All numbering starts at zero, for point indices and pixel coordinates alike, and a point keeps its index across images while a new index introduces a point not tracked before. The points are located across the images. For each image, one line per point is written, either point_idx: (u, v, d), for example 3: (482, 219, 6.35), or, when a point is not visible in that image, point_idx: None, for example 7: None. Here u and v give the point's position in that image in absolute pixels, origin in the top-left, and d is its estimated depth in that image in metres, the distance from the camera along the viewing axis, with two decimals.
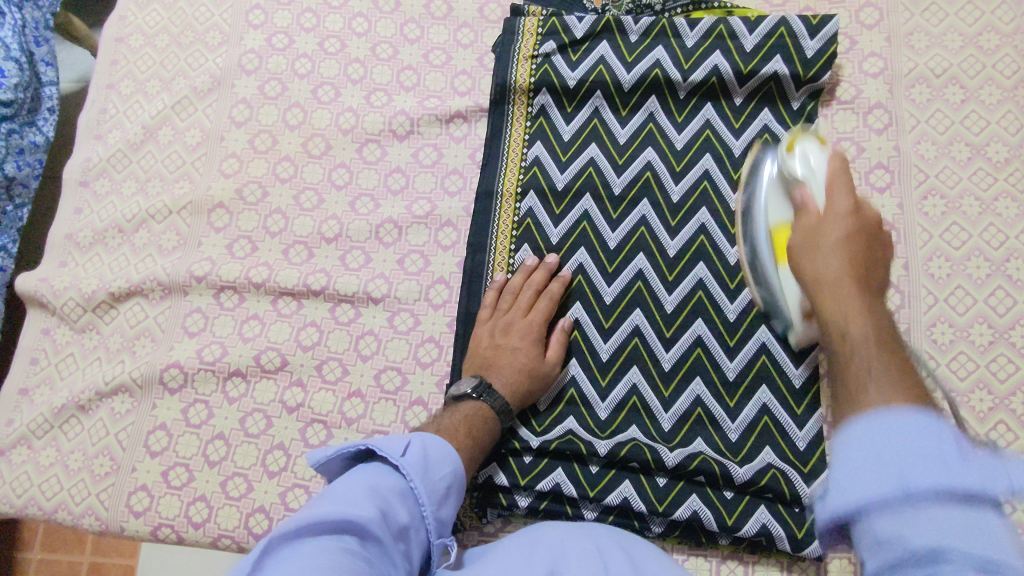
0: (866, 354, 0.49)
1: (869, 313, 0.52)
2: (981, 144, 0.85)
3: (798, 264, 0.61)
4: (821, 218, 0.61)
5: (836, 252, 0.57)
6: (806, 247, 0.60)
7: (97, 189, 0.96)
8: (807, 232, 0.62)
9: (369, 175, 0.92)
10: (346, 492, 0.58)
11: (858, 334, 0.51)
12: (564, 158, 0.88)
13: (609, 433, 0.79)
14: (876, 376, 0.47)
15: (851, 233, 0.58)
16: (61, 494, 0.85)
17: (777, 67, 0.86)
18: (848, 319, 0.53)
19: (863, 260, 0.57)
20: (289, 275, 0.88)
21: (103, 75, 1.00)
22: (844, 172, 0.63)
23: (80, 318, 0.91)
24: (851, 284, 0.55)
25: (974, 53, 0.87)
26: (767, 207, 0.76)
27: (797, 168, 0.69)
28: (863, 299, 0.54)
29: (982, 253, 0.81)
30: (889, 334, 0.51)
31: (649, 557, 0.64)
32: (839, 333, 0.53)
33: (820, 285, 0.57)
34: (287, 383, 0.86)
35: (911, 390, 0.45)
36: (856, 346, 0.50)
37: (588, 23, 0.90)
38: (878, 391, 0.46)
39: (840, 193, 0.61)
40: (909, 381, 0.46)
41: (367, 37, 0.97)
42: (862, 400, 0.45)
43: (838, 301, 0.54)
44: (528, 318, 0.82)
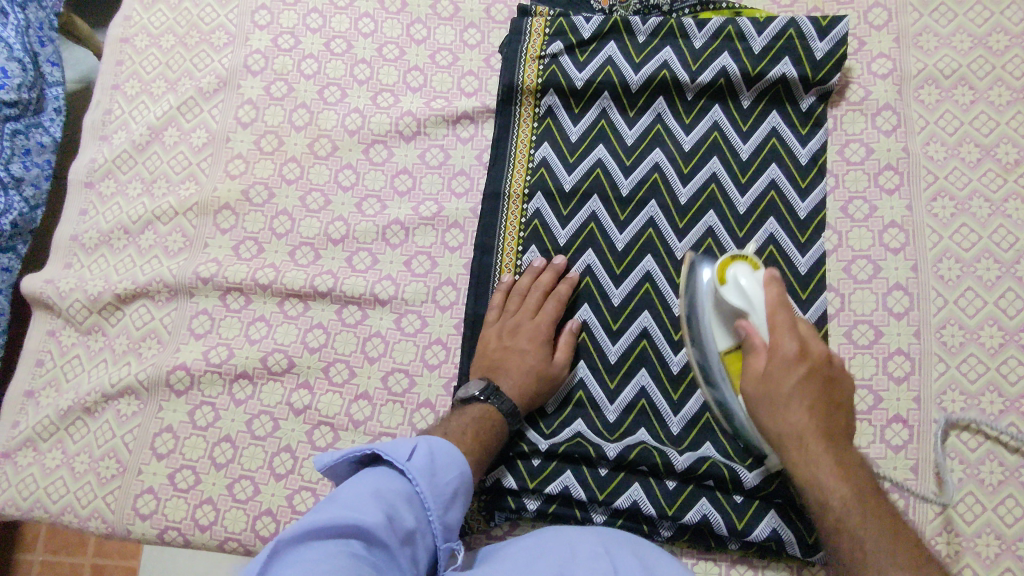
0: (846, 518, 0.61)
1: (841, 478, 0.63)
2: (990, 146, 0.84)
3: (769, 425, 0.67)
4: (774, 375, 0.67)
5: (802, 408, 0.65)
6: (767, 412, 0.67)
7: (102, 190, 0.95)
8: (767, 362, 0.67)
9: (376, 176, 0.92)
10: (353, 497, 0.58)
11: (849, 518, 0.61)
12: (572, 160, 0.88)
13: (618, 435, 0.78)
14: (879, 551, 0.57)
15: (807, 372, 0.66)
16: (67, 496, 0.84)
17: (786, 68, 0.86)
18: (824, 498, 0.63)
19: (822, 402, 0.66)
20: (295, 277, 0.88)
21: (108, 75, 1.00)
22: (783, 306, 0.67)
23: (85, 320, 0.90)
24: (818, 441, 0.65)
25: (983, 54, 0.87)
26: (712, 331, 0.73)
27: (733, 298, 0.70)
28: (834, 463, 0.64)
29: (991, 255, 0.81)
30: (869, 489, 0.63)
31: (658, 560, 0.63)
32: (833, 520, 0.61)
33: (789, 442, 0.66)
34: (294, 385, 0.85)
35: (921, 569, 0.55)
36: (849, 515, 0.61)
37: (595, 23, 0.90)
38: (880, 553, 0.58)
39: (784, 340, 0.66)
40: (917, 553, 0.57)
41: (373, 37, 0.97)
42: (872, 570, 0.57)
43: (817, 469, 0.64)
44: (536, 321, 0.81)
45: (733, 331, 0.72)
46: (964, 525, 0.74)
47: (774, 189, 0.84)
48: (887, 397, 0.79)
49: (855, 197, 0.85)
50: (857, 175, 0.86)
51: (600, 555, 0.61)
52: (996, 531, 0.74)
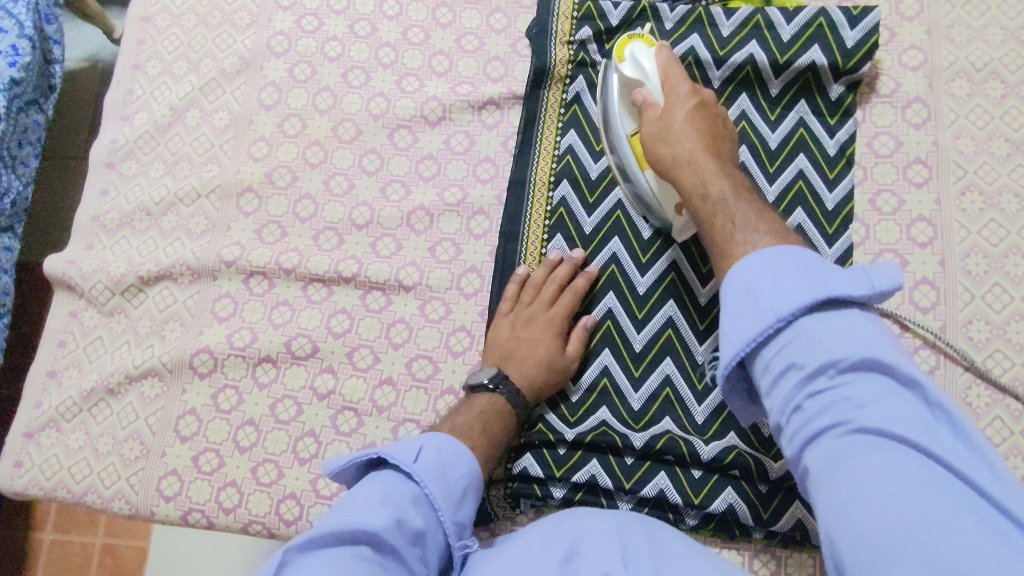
0: (715, 182, 0.66)
1: (718, 169, 0.67)
2: (1020, 140, 0.84)
3: (659, 147, 0.71)
4: (667, 118, 0.71)
5: (693, 118, 0.70)
6: (660, 138, 0.71)
7: (123, 170, 0.95)
8: (656, 116, 0.72)
9: (400, 161, 0.91)
10: (358, 501, 0.58)
11: (716, 193, 0.65)
12: (597, 148, 0.87)
13: (643, 424, 0.78)
14: (749, 235, 0.60)
15: (702, 99, 0.72)
16: (90, 477, 0.85)
17: (815, 57, 0.85)
18: (706, 187, 0.66)
19: (706, 131, 0.70)
20: (319, 262, 0.88)
21: (129, 55, 0.99)
22: (675, 64, 0.75)
23: (108, 302, 0.90)
24: (708, 158, 0.68)
25: (1015, 48, 0.86)
26: (620, 117, 0.80)
27: (629, 70, 0.77)
28: (718, 167, 0.67)
29: (1020, 250, 0.81)
30: (742, 181, 0.67)
31: (674, 540, 0.63)
32: (699, 186, 0.67)
33: (679, 164, 0.68)
34: (317, 370, 0.85)
35: (786, 254, 0.59)
36: (721, 202, 0.64)
37: (623, 9, 0.89)
38: (755, 254, 0.58)
39: (675, 108, 0.72)
40: (781, 232, 0.61)
41: (398, 20, 0.96)
42: (743, 254, 0.59)
43: (700, 170, 0.67)
44: (550, 312, 0.81)
45: (633, 111, 0.79)
46: None
47: (802, 180, 0.84)
48: None
49: (884, 190, 0.85)
50: (886, 168, 0.85)
51: (609, 535, 0.61)
52: None
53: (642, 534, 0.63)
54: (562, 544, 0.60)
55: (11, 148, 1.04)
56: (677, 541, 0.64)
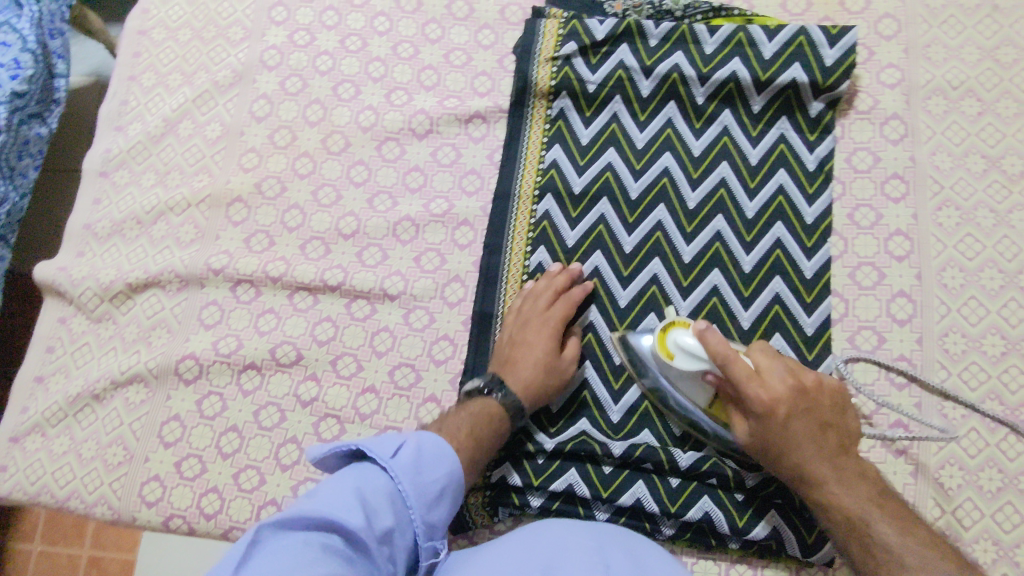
0: (875, 519, 0.65)
1: (847, 488, 0.67)
2: (996, 157, 0.85)
3: (775, 467, 0.69)
4: (777, 431, 0.68)
5: (807, 438, 0.68)
6: (773, 455, 0.69)
7: (116, 180, 0.96)
8: (758, 426, 0.68)
9: (388, 173, 0.93)
10: (333, 494, 0.58)
11: (852, 507, 0.66)
12: (582, 162, 0.89)
13: (622, 433, 0.79)
14: (919, 559, 0.62)
15: (801, 416, 0.68)
16: (73, 482, 0.85)
17: (795, 74, 0.86)
18: (843, 508, 0.67)
19: (818, 426, 0.68)
20: (306, 270, 0.89)
21: (125, 67, 1.01)
22: (744, 368, 0.67)
23: (96, 308, 0.91)
24: (830, 454, 0.68)
25: (990, 67, 0.88)
26: (675, 388, 0.74)
27: (683, 367, 0.70)
28: (854, 474, 0.68)
29: (995, 264, 0.82)
30: (875, 489, 0.68)
31: (651, 558, 0.63)
32: (847, 523, 0.66)
33: (807, 486, 0.68)
34: (301, 377, 0.86)
35: (960, 569, 0.61)
36: (855, 516, 0.66)
37: (608, 26, 0.90)
38: (912, 552, 0.63)
39: (754, 392, 0.67)
40: (908, 517, 0.66)
41: (388, 36, 0.98)
42: (901, 560, 0.62)
43: (837, 489, 0.67)
44: (544, 319, 0.81)
45: (704, 387, 0.72)
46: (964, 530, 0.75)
47: (782, 195, 0.85)
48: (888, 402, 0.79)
49: (862, 206, 0.86)
50: (864, 183, 0.86)
51: (592, 552, 0.62)
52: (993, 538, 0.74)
53: (621, 550, 0.63)
54: (540, 560, 0.60)
55: (10, 159, 1.05)
56: (654, 555, 0.65)
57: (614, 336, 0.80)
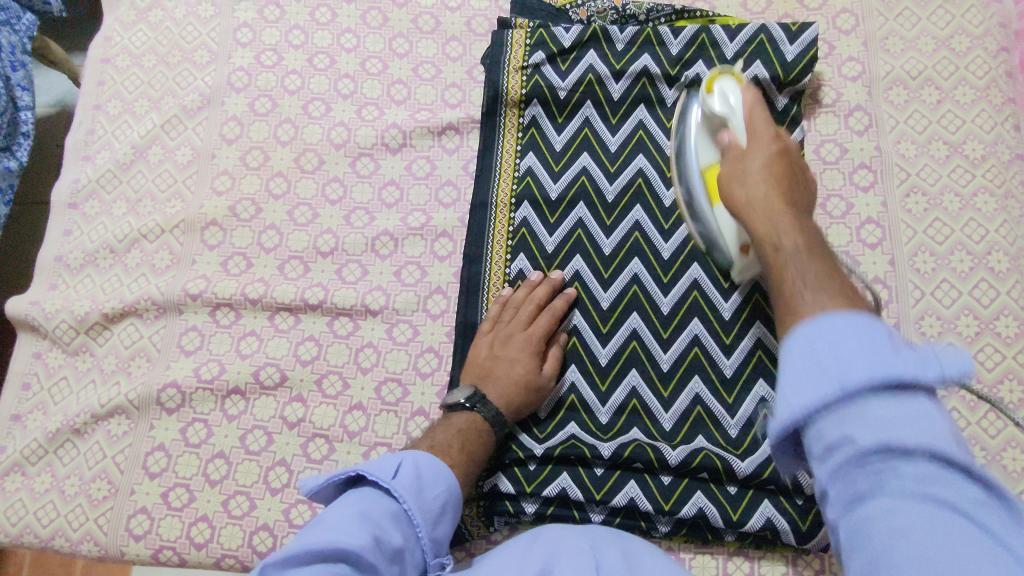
0: (801, 266, 0.50)
1: (800, 230, 0.54)
2: (957, 143, 0.87)
3: (733, 201, 0.61)
4: (743, 167, 0.61)
5: (765, 175, 0.59)
6: (733, 179, 0.62)
7: (86, 210, 0.95)
8: (735, 161, 0.63)
9: (363, 189, 0.93)
10: (336, 520, 0.57)
11: (789, 246, 0.53)
12: (557, 168, 0.89)
13: (611, 435, 0.79)
14: (811, 278, 0.48)
15: (775, 155, 0.61)
16: (57, 520, 0.83)
17: (759, 71, 0.88)
18: (777, 238, 0.54)
19: (786, 181, 0.59)
20: (285, 290, 0.88)
21: (90, 96, 1.00)
22: (761, 104, 0.67)
23: (72, 341, 0.90)
24: (779, 202, 0.57)
25: (947, 56, 0.91)
26: (696, 147, 0.76)
27: (716, 105, 0.71)
28: (794, 223, 0.55)
29: (964, 247, 0.84)
30: (820, 246, 0.53)
31: (649, 557, 0.63)
32: (777, 253, 0.54)
33: (752, 207, 0.58)
34: (287, 399, 0.85)
35: (850, 301, 0.44)
36: (790, 257, 0.52)
37: (575, 33, 0.91)
38: (821, 294, 0.46)
39: (759, 129, 0.64)
40: (854, 290, 0.46)
41: (356, 52, 0.98)
42: (800, 309, 0.45)
43: (767, 218, 0.56)
44: (527, 332, 0.81)
45: (717, 143, 0.74)
46: None
47: None
48: None
49: (832, 196, 0.88)
50: (833, 174, 0.88)
51: (587, 553, 0.62)
52: None
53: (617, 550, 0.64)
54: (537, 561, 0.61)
55: None
56: (648, 553, 0.65)
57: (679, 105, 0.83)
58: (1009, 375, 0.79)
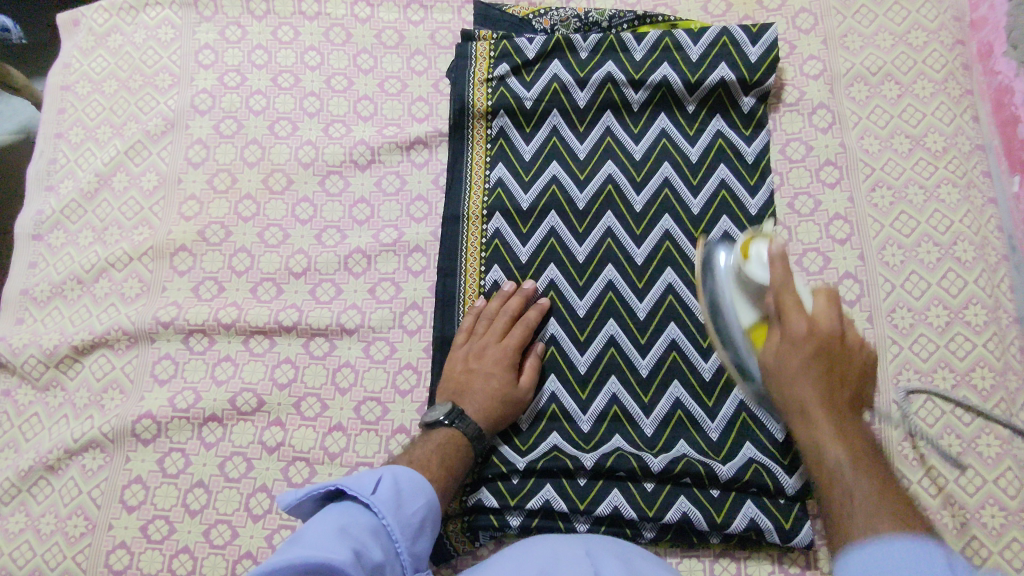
0: (852, 486, 0.54)
1: (838, 437, 0.57)
2: (919, 136, 0.89)
3: (782, 399, 0.62)
4: (782, 359, 0.62)
5: (812, 376, 0.60)
6: (777, 385, 0.63)
7: (51, 241, 0.93)
8: (777, 347, 0.63)
9: (334, 207, 0.92)
10: (315, 537, 0.57)
11: (832, 462, 0.56)
12: (527, 178, 0.89)
13: (594, 444, 0.79)
14: (869, 508, 0.52)
15: (815, 346, 0.60)
16: (33, 560, 0.81)
17: (723, 73, 0.89)
18: (817, 450, 0.58)
19: (826, 375, 0.59)
20: (259, 313, 0.87)
21: (50, 124, 0.98)
22: (793, 284, 0.63)
23: (42, 375, 0.88)
24: (823, 411, 0.59)
25: (904, 51, 0.92)
26: (734, 307, 0.72)
27: (754, 272, 0.70)
28: (842, 434, 0.57)
29: (930, 238, 0.85)
30: (869, 456, 0.56)
31: (643, 564, 0.63)
32: (824, 473, 0.57)
33: (796, 414, 0.61)
34: (265, 423, 0.84)
35: (903, 520, 0.50)
36: (842, 490, 0.55)
37: (539, 43, 0.92)
38: (875, 523, 0.50)
39: (795, 322, 0.62)
40: (901, 501, 0.52)
41: (320, 70, 0.97)
42: (853, 533, 0.51)
43: (813, 430, 0.58)
44: (502, 344, 0.81)
45: (755, 302, 0.71)
46: (932, 498, 0.77)
47: (724, 189, 0.87)
48: None
49: (800, 194, 0.89)
50: (800, 173, 0.89)
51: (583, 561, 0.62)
52: (958, 502, 0.77)
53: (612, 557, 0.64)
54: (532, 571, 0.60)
55: None
56: (644, 561, 0.65)
57: (700, 250, 0.80)
58: (980, 362, 0.81)
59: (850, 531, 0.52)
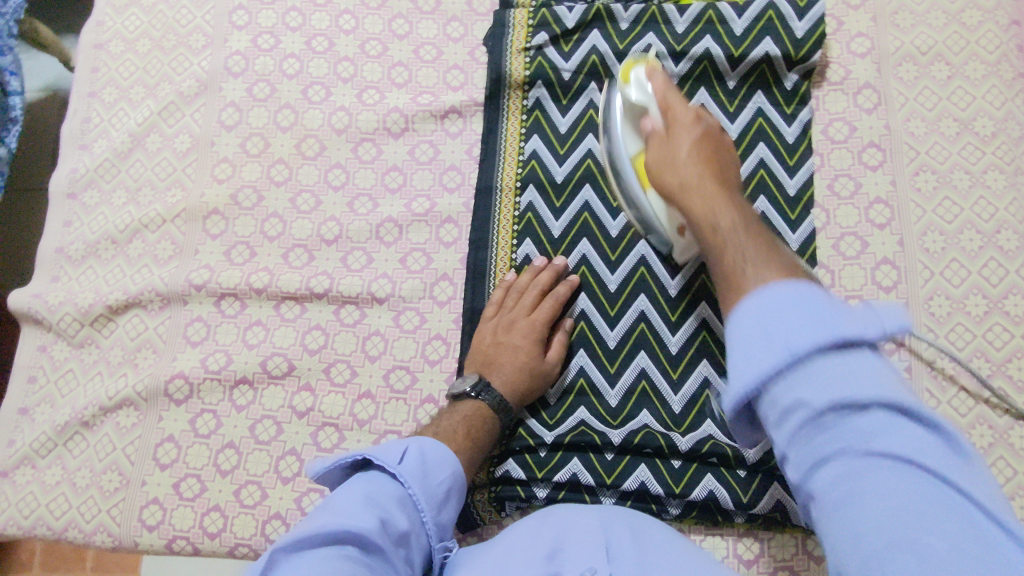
0: (739, 241, 0.56)
1: (733, 209, 0.60)
2: (967, 120, 0.86)
3: (665, 180, 0.67)
4: (669, 151, 0.68)
5: (693, 163, 0.65)
6: (660, 175, 0.67)
7: (85, 200, 0.94)
8: (661, 147, 0.69)
9: (366, 175, 0.92)
10: (344, 504, 0.58)
11: (726, 226, 0.58)
12: (562, 151, 0.88)
13: (621, 420, 0.79)
14: (753, 254, 0.53)
15: (699, 143, 0.67)
16: (70, 512, 0.83)
17: (768, 48, 0.86)
18: (714, 220, 0.60)
19: (711, 167, 0.65)
20: (290, 279, 0.88)
21: (84, 83, 0.98)
22: (669, 126, 0.70)
23: (77, 333, 0.89)
24: (713, 184, 0.63)
25: (957, 30, 0.89)
26: (623, 137, 0.76)
27: (633, 145, 0.75)
28: (725, 194, 0.62)
29: (973, 225, 0.83)
30: (755, 222, 0.59)
31: (657, 534, 0.64)
32: (718, 237, 0.58)
33: (684, 188, 0.64)
34: (295, 388, 0.85)
35: (787, 270, 0.50)
36: (728, 233, 0.58)
37: (578, 13, 0.90)
38: (762, 267, 0.51)
39: (679, 129, 0.69)
40: (783, 259, 0.53)
41: (355, 34, 0.96)
42: (746, 286, 0.50)
43: (709, 201, 0.62)
44: (530, 318, 0.81)
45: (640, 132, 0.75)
46: None
47: (763, 169, 0.86)
48: None
49: (841, 175, 0.87)
50: (842, 154, 0.87)
51: (597, 530, 0.62)
52: None
53: (628, 527, 0.64)
54: (546, 543, 0.60)
55: None
56: (657, 530, 0.65)
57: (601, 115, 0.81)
58: (1018, 354, 0.79)
59: (747, 283, 0.51)
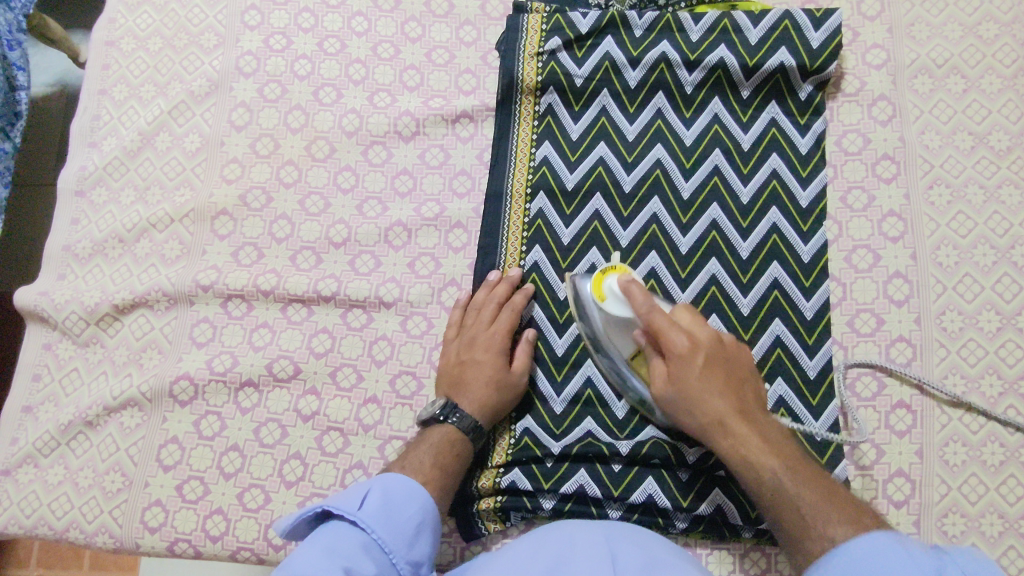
0: (799, 495, 0.65)
1: (772, 450, 0.68)
2: (983, 134, 0.86)
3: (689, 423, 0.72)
4: (686, 391, 0.71)
5: (715, 396, 0.71)
6: (681, 415, 0.72)
7: (94, 198, 0.93)
8: (677, 402, 0.72)
9: (376, 178, 0.91)
10: (303, 559, 0.57)
11: (775, 482, 0.66)
12: (573, 158, 0.87)
13: (628, 432, 0.79)
14: (818, 511, 0.63)
15: (713, 367, 0.71)
16: (72, 512, 0.83)
17: (783, 58, 0.86)
18: (759, 473, 0.67)
19: (731, 390, 0.71)
20: (298, 282, 0.87)
21: (94, 80, 0.97)
22: (658, 309, 0.73)
23: (82, 332, 0.89)
24: (740, 420, 0.70)
25: (973, 43, 0.88)
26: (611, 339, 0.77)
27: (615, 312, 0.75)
28: (758, 438, 0.69)
29: (987, 240, 0.83)
30: (794, 456, 0.68)
31: (660, 550, 0.63)
32: (771, 489, 0.67)
33: (714, 435, 0.70)
34: (301, 391, 0.84)
35: (859, 523, 0.61)
36: (785, 489, 0.66)
37: (592, 18, 0.89)
38: (832, 522, 0.62)
39: (673, 337, 0.72)
40: (848, 507, 0.63)
41: (367, 36, 0.95)
42: (829, 537, 0.61)
43: (746, 444, 0.69)
44: (490, 331, 0.81)
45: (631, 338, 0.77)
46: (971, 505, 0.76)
47: (775, 180, 0.85)
48: (890, 383, 0.80)
49: (854, 187, 0.86)
50: (856, 166, 0.87)
51: (600, 546, 0.61)
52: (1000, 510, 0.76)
53: (632, 543, 0.63)
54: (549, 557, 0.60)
55: None
56: (665, 549, 0.64)
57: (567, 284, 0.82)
58: None
59: (826, 537, 0.61)
